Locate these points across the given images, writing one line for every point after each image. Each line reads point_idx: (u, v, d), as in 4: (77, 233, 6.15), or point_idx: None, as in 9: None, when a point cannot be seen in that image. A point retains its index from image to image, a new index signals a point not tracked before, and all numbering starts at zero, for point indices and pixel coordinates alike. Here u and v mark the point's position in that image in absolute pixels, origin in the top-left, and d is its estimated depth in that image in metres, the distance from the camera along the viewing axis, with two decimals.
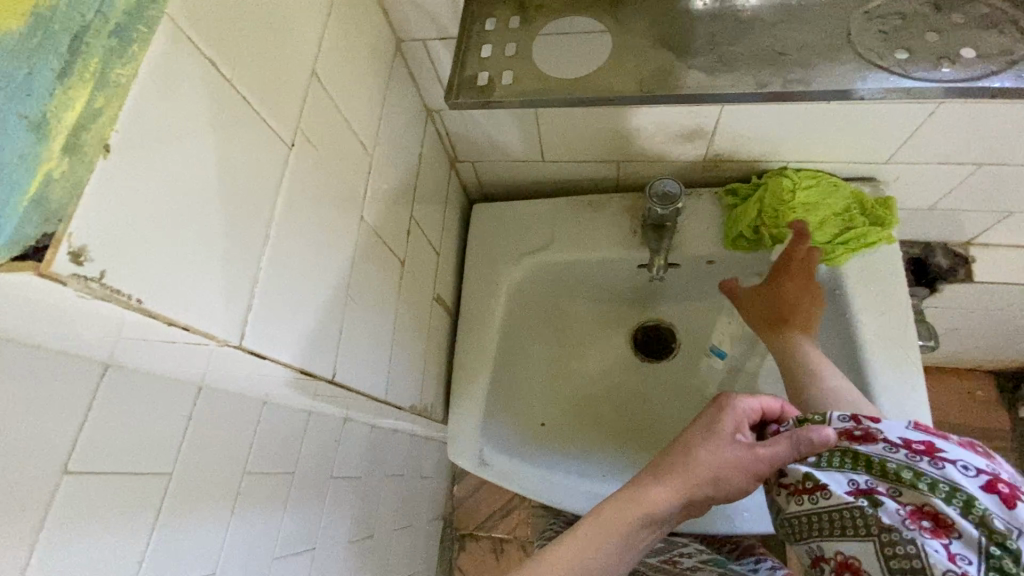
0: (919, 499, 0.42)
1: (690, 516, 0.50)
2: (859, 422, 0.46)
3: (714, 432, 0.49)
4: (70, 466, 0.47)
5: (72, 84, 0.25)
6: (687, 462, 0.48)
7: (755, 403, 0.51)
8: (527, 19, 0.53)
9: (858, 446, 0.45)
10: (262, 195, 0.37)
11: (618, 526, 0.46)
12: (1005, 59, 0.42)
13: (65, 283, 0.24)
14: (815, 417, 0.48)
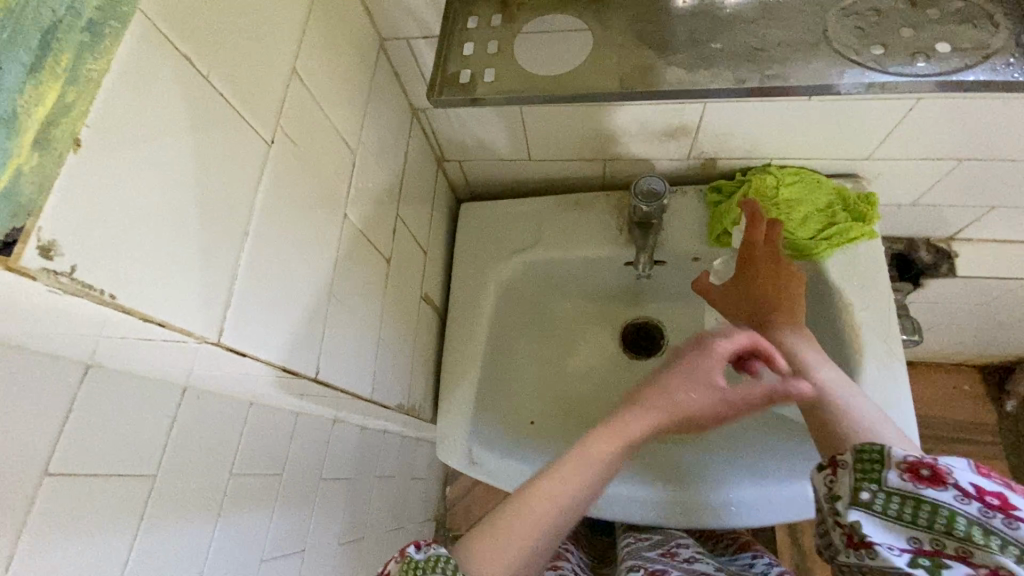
0: (990, 562, 0.34)
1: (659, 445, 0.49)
2: (925, 459, 0.38)
3: (693, 373, 0.46)
4: (50, 468, 0.46)
5: (42, 80, 0.25)
6: (665, 402, 0.45)
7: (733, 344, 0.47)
8: (509, 17, 0.53)
9: (925, 491, 0.37)
10: (240, 191, 0.37)
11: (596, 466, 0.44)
12: (979, 54, 0.43)
13: (34, 278, 0.23)
14: (872, 447, 0.40)
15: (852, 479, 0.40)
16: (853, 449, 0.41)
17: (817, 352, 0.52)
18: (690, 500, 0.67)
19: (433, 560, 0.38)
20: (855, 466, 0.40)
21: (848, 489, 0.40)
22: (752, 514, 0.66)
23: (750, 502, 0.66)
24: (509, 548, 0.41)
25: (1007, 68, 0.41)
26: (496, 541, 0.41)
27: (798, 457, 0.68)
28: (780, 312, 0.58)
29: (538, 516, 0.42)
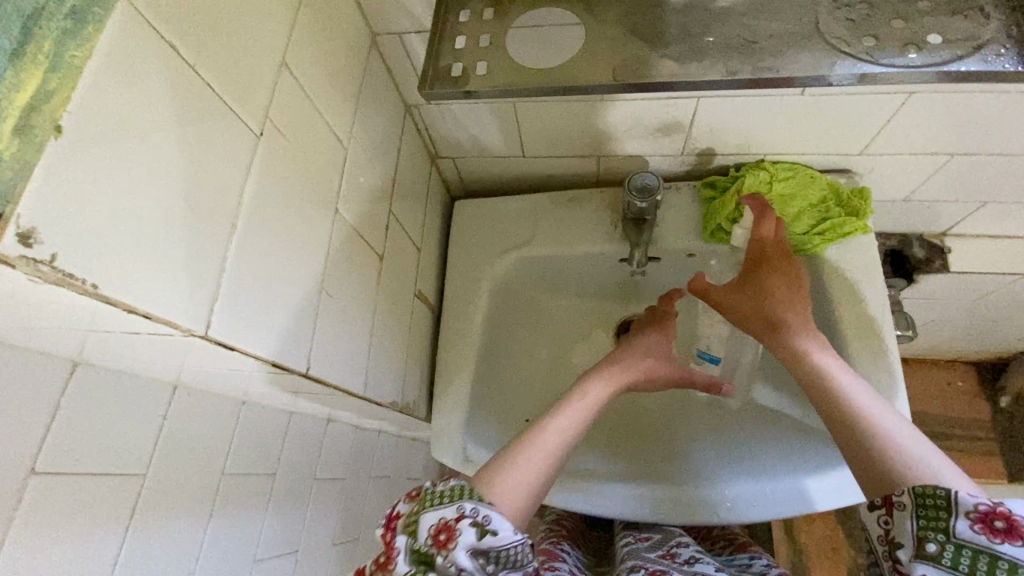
0: None
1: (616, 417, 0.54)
2: (999, 508, 0.34)
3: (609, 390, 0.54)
4: (38, 467, 0.46)
5: (24, 66, 0.24)
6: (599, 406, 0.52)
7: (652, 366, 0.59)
8: (501, 11, 0.53)
9: (999, 545, 0.33)
10: (228, 183, 0.36)
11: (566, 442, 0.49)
12: (969, 45, 0.43)
13: (14, 266, 0.23)
14: (934, 490, 0.36)
15: (917, 525, 0.35)
16: (912, 489, 0.36)
17: (846, 370, 0.49)
18: (685, 496, 0.66)
19: (453, 489, 0.42)
20: (917, 512, 0.36)
21: (912, 539, 0.35)
22: (749, 511, 0.65)
23: (745, 497, 0.65)
24: (524, 479, 0.45)
25: (997, 59, 0.42)
26: (510, 475, 0.44)
27: (794, 452, 0.67)
28: (801, 324, 0.55)
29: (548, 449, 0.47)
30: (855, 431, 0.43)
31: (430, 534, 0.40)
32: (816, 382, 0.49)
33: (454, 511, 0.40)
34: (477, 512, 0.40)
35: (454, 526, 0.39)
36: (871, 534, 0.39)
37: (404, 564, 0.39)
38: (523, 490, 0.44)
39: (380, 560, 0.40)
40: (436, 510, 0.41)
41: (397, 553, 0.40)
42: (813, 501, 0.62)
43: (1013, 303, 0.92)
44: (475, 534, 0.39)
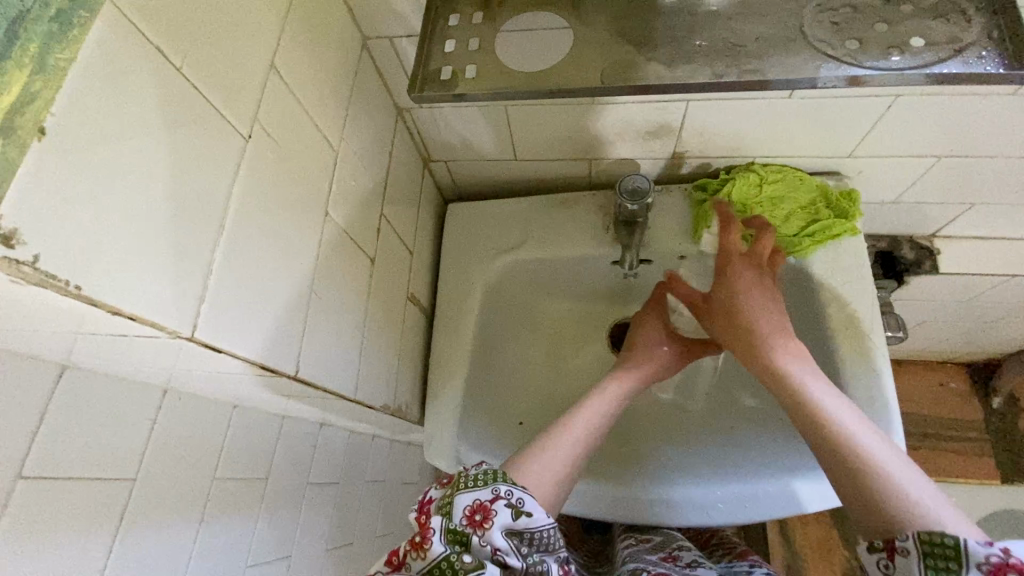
0: None
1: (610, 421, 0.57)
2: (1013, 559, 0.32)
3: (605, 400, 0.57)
4: (24, 471, 0.45)
5: (8, 68, 0.25)
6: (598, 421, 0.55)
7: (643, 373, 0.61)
8: (490, 15, 0.53)
9: None
10: (216, 185, 0.36)
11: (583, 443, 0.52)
12: (950, 47, 0.43)
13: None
14: (944, 538, 0.35)
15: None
16: (917, 534, 0.36)
17: (832, 394, 0.49)
18: (676, 498, 0.67)
19: (487, 473, 0.44)
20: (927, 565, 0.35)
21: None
22: (742, 513, 0.65)
23: (736, 498, 0.65)
24: (548, 468, 0.48)
25: (978, 60, 0.42)
26: (537, 467, 0.48)
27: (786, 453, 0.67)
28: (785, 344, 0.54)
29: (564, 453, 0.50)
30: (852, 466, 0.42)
31: (465, 515, 0.41)
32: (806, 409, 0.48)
33: (489, 493, 0.42)
34: (513, 494, 0.43)
35: (490, 507, 0.42)
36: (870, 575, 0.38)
37: (439, 544, 0.40)
38: (549, 481, 0.48)
39: (413, 540, 0.41)
40: (471, 491, 0.43)
41: (432, 533, 0.40)
42: (804, 503, 0.63)
43: (1003, 304, 0.93)
44: (510, 515, 0.42)
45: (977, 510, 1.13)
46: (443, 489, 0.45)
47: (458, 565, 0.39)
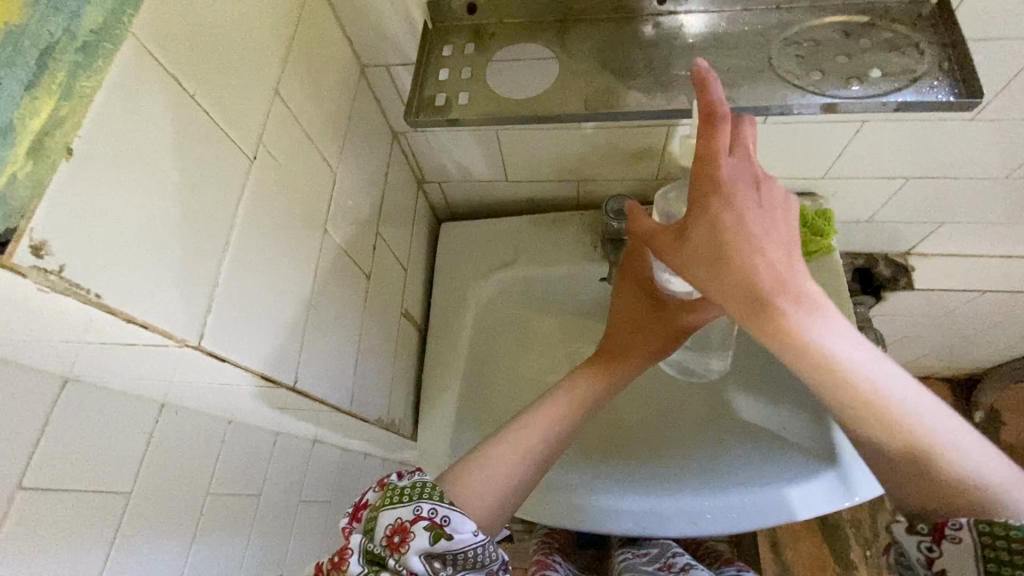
0: None
1: (570, 431, 0.52)
2: None
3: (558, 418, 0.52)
4: (25, 483, 0.46)
5: (38, 95, 0.27)
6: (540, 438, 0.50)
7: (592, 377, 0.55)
8: (482, 46, 0.57)
9: None
10: (223, 203, 0.39)
11: (531, 457, 0.49)
12: (905, 77, 0.47)
13: (24, 276, 0.25)
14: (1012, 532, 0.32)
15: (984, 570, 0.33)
16: (974, 523, 0.34)
17: (851, 340, 0.37)
18: (666, 510, 0.67)
19: (415, 487, 0.42)
20: (983, 555, 0.33)
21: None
22: (731, 523, 0.66)
23: (726, 509, 0.66)
24: (485, 484, 0.46)
25: (929, 90, 0.46)
26: (468, 481, 0.46)
27: (772, 463, 0.69)
28: (805, 297, 0.37)
29: (515, 469, 0.48)
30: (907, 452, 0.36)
31: (386, 536, 0.40)
32: (835, 388, 0.36)
33: (411, 512, 0.41)
34: (437, 512, 0.41)
35: (409, 528, 0.40)
36: (906, 551, 0.37)
37: (357, 565, 0.39)
38: (485, 494, 0.46)
39: (332, 560, 0.40)
40: (393, 510, 0.41)
41: (350, 554, 0.40)
42: (795, 509, 0.64)
43: (977, 319, 0.97)
44: (429, 538, 0.40)
45: None
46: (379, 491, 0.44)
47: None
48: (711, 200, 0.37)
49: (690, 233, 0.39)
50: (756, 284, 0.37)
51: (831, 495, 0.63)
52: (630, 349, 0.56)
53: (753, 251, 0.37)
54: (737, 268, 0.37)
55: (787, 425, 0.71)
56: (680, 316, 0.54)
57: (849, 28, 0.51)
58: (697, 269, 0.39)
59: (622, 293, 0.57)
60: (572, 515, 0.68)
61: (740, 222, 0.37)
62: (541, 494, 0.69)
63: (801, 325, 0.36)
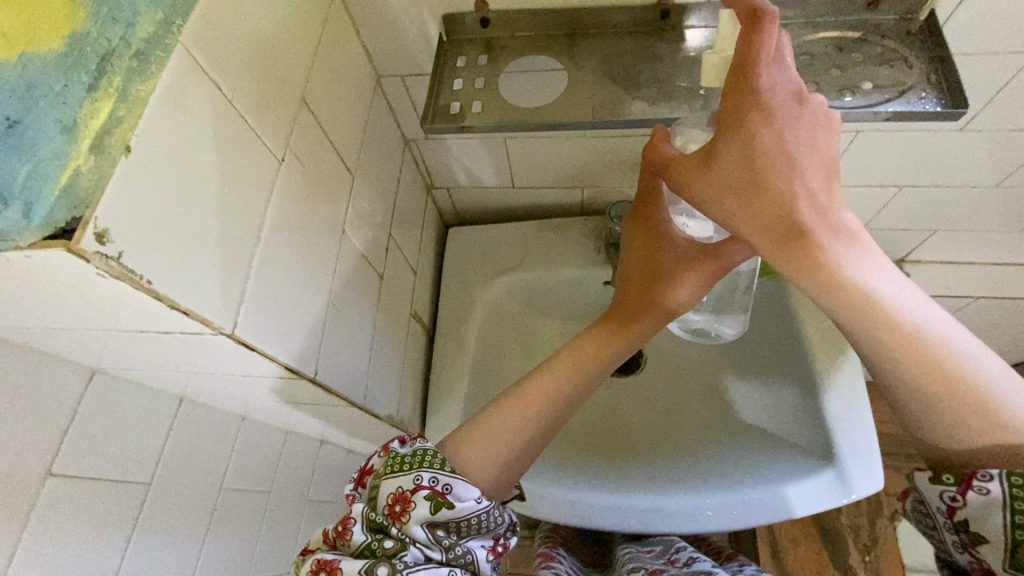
0: None
1: (574, 398, 0.51)
2: None
3: (559, 386, 0.50)
4: (54, 468, 0.49)
5: (99, 96, 0.29)
6: (540, 404, 0.49)
7: (595, 343, 0.52)
8: (494, 56, 0.59)
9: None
10: (254, 200, 0.41)
11: (534, 422, 0.48)
12: (894, 90, 0.50)
13: (88, 260, 0.27)
14: None
15: (1011, 523, 0.32)
16: (1006, 476, 0.32)
17: (882, 272, 0.36)
18: (667, 506, 0.69)
19: (415, 455, 0.44)
20: (1013, 508, 0.31)
21: (1003, 534, 0.32)
22: (732, 519, 0.67)
23: (727, 506, 0.68)
24: (490, 448, 0.47)
25: (918, 101, 0.49)
26: (470, 447, 0.47)
27: (771, 462, 0.70)
28: (832, 223, 0.36)
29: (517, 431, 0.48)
30: (929, 383, 0.34)
31: (388, 504, 0.42)
32: (863, 311, 0.35)
33: (412, 481, 0.42)
34: (437, 481, 0.42)
35: (410, 497, 0.42)
36: (925, 499, 0.36)
37: (361, 533, 0.41)
38: (490, 462, 0.46)
39: (336, 529, 0.42)
40: (394, 479, 0.43)
41: (353, 523, 0.42)
42: (795, 505, 0.66)
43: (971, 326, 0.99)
44: (430, 508, 0.41)
45: None
46: (383, 457, 0.46)
47: (379, 551, 0.40)
48: (748, 119, 0.35)
49: (721, 161, 0.37)
50: (789, 206, 0.36)
51: (829, 491, 0.65)
52: (644, 303, 0.51)
53: (785, 176, 0.36)
54: (767, 194, 0.36)
55: (785, 425, 0.73)
56: (703, 264, 0.48)
57: (842, 42, 0.54)
58: (723, 197, 0.38)
59: (636, 236, 0.52)
60: (576, 511, 0.70)
61: (777, 143, 0.36)
62: (546, 492, 0.71)
63: (835, 253, 0.36)
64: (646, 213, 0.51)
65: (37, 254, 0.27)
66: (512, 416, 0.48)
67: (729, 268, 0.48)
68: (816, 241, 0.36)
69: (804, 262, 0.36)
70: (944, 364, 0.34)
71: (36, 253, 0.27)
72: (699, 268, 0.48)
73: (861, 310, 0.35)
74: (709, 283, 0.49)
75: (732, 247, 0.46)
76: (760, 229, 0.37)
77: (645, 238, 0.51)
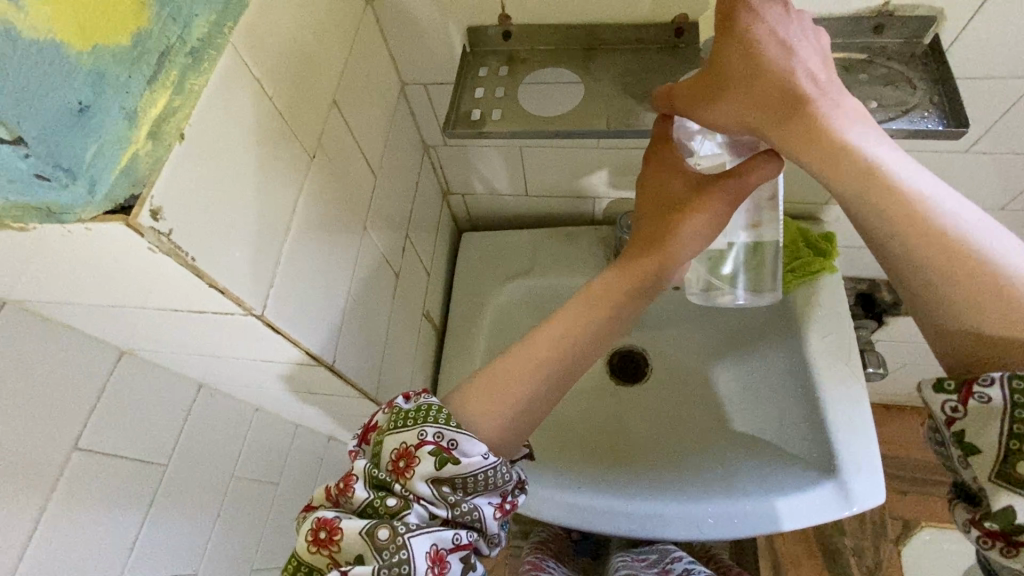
0: None
1: (581, 344, 0.51)
2: None
3: (570, 321, 0.52)
4: (80, 443, 0.51)
5: (157, 89, 0.31)
6: (552, 345, 0.51)
7: (609, 283, 0.53)
8: (514, 68, 0.62)
9: None
10: (287, 191, 0.44)
11: (544, 361, 0.50)
12: (898, 109, 0.53)
13: (143, 234, 0.31)
14: None
15: (1007, 431, 0.33)
16: (1008, 379, 0.33)
17: (887, 148, 0.40)
18: (668, 511, 0.70)
19: (420, 411, 0.45)
20: (1012, 416, 0.33)
21: (999, 444, 0.34)
22: (732, 527, 0.68)
23: (728, 513, 0.68)
24: (497, 405, 0.48)
25: (921, 120, 0.52)
26: (476, 403, 0.48)
27: (773, 472, 0.71)
28: (832, 103, 0.41)
29: (520, 377, 0.49)
30: (941, 260, 0.36)
31: (392, 460, 0.44)
32: (874, 188, 0.38)
33: (415, 437, 0.44)
34: (442, 437, 0.44)
35: (413, 453, 0.43)
36: (932, 413, 0.37)
37: (363, 490, 0.43)
38: (497, 416, 0.48)
39: (339, 486, 0.44)
40: (398, 436, 0.44)
41: (356, 480, 0.44)
42: (797, 517, 0.66)
43: None
44: (434, 464, 0.43)
45: (954, 554, 1.17)
46: (387, 413, 0.47)
47: (381, 508, 0.42)
48: (742, 17, 0.42)
49: (724, 57, 0.43)
50: (791, 88, 0.41)
51: (829, 503, 0.65)
52: (661, 236, 0.52)
53: (783, 62, 0.41)
54: (769, 80, 0.41)
55: (788, 437, 0.73)
56: (717, 188, 0.48)
57: (849, 63, 0.56)
58: (724, 93, 0.43)
59: (651, 171, 0.54)
60: (578, 514, 0.70)
61: (772, 36, 0.42)
62: (548, 494, 0.72)
63: (839, 128, 0.40)
64: (660, 148, 0.53)
65: (96, 225, 0.31)
66: (522, 365, 0.50)
67: (749, 190, 0.48)
68: (821, 116, 0.40)
69: (812, 134, 0.40)
70: (961, 249, 0.36)
71: (95, 224, 0.31)
72: (714, 192, 0.49)
73: (868, 181, 0.38)
74: (729, 210, 0.49)
75: (745, 169, 0.47)
76: (770, 111, 0.42)
77: (660, 173, 0.53)
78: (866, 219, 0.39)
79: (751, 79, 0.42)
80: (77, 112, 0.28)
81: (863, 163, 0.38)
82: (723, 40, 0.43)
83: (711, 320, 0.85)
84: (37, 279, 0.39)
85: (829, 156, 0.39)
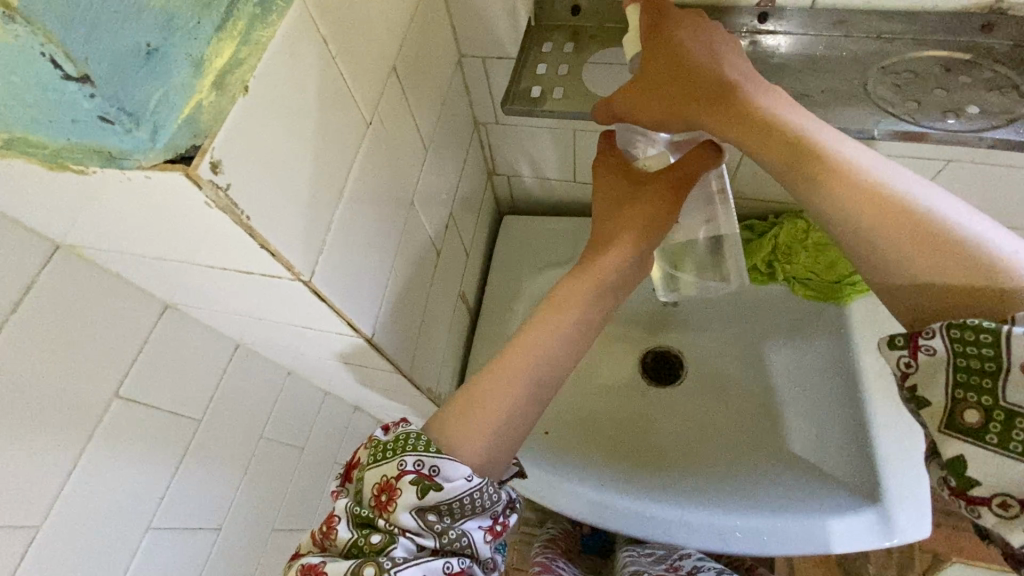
0: None
1: (570, 362, 0.49)
2: None
3: (550, 333, 0.48)
4: (121, 391, 0.51)
5: (224, 37, 0.30)
6: (531, 359, 0.47)
7: (570, 287, 0.50)
8: (580, 45, 0.59)
9: None
10: (341, 157, 0.42)
11: (527, 375, 0.47)
12: (1004, 117, 0.48)
13: (200, 187, 0.30)
14: (984, 336, 0.28)
15: (953, 381, 0.30)
16: (946, 328, 0.30)
17: (817, 126, 0.39)
18: (695, 520, 0.68)
19: (398, 441, 0.44)
20: (954, 366, 0.30)
21: (946, 395, 0.30)
22: (758, 543, 0.66)
23: (757, 531, 0.66)
24: (483, 424, 0.45)
25: None
26: (458, 424, 0.45)
27: (807, 492, 0.68)
28: (755, 88, 0.42)
29: (498, 392, 0.46)
30: (892, 228, 0.33)
31: (374, 495, 0.43)
32: (809, 166, 0.37)
33: (396, 468, 0.43)
34: (422, 464, 0.42)
35: (395, 486, 0.42)
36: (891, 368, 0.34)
37: (346, 530, 0.43)
38: (482, 434, 0.45)
39: (323, 529, 0.43)
40: (379, 471, 0.44)
41: (338, 521, 0.43)
42: (832, 540, 0.64)
43: None
44: (417, 494, 0.42)
45: None
46: (368, 448, 0.47)
47: (366, 547, 0.41)
48: (662, 25, 0.45)
49: (651, 56, 0.45)
50: (712, 75, 0.42)
51: (869, 532, 0.63)
52: (621, 230, 0.51)
53: (704, 56, 0.43)
54: (694, 64, 0.43)
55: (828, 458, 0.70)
56: (674, 178, 0.51)
57: (950, 63, 0.51)
58: (655, 84, 0.45)
59: (603, 181, 0.55)
60: (599, 512, 0.69)
61: (692, 35, 0.45)
62: (570, 488, 0.71)
63: (763, 106, 0.40)
64: (606, 158, 0.55)
65: (157, 173, 0.30)
66: (504, 379, 0.47)
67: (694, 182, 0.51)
68: (745, 97, 0.41)
69: (738, 110, 0.40)
70: (915, 214, 0.33)
71: (156, 172, 0.30)
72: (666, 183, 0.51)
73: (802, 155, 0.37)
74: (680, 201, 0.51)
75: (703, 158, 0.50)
76: (699, 91, 0.42)
77: (613, 179, 0.54)
78: (814, 199, 0.36)
79: (678, 67, 0.44)
80: (145, 55, 0.27)
81: (793, 135, 0.38)
82: (649, 42, 0.46)
83: (754, 327, 0.81)
84: (94, 225, 0.39)
85: (756, 127, 0.39)
